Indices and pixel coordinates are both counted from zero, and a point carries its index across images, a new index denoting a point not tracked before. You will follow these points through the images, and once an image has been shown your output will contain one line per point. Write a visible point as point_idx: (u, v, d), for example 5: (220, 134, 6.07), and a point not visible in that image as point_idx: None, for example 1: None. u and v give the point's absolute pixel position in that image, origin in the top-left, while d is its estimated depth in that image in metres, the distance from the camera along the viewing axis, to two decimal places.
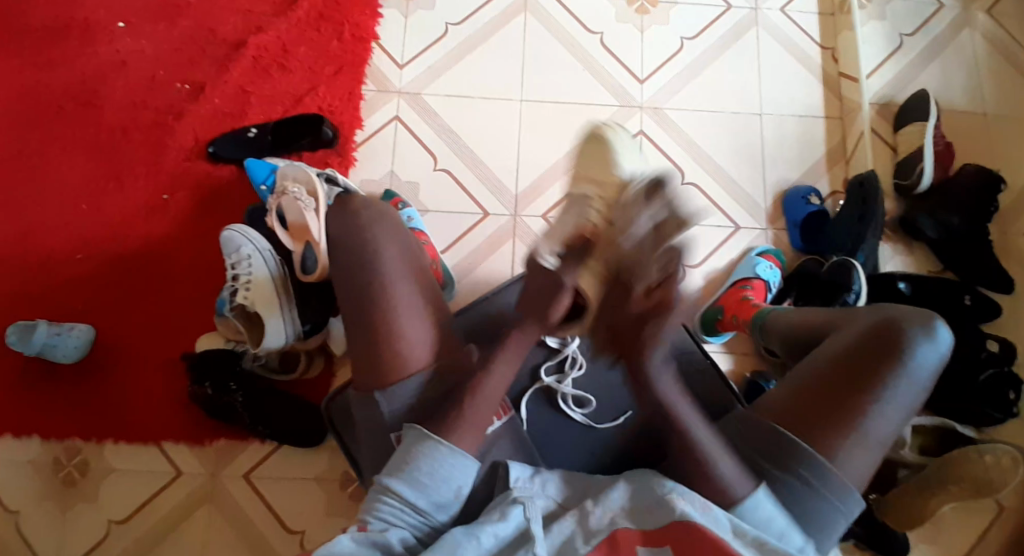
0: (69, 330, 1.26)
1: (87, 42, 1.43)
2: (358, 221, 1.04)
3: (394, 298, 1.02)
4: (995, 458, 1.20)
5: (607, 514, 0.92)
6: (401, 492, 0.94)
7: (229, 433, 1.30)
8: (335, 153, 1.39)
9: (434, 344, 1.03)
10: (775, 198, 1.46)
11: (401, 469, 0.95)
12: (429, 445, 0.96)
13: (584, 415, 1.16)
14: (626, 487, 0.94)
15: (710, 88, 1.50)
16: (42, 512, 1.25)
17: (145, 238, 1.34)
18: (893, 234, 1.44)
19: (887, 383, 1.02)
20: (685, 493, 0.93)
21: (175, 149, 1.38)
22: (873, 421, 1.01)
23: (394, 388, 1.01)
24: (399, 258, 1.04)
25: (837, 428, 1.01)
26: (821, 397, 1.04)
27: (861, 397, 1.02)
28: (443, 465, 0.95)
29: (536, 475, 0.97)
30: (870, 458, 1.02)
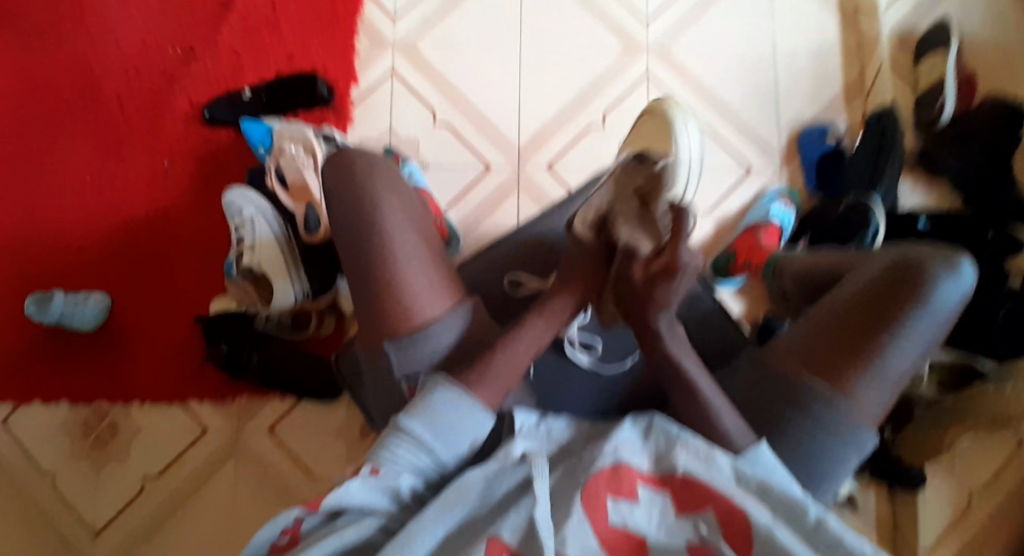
0: (86, 298, 1.30)
1: (83, 12, 1.43)
2: (355, 169, 1.06)
3: (393, 245, 1.03)
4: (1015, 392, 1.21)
5: (615, 452, 0.86)
6: (419, 435, 0.87)
7: (249, 390, 1.33)
8: (331, 111, 1.39)
9: (437, 294, 1.04)
10: (789, 138, 1.41)
11: (417, 410, 0.89)
12: (453, 394, 0.90)
13: (590, 358, 1.12)
14: (635, 432, 0.89)
15: (715, 26, 1.45)
16: (75, 471, 1.30)
17: (154, 206, 1.37)
18: (914, 170, 1.39)
19: (903, 324, 0.96)
20: (693, 439, 0.87)
21: (176, 116, 1.39)
22: (885, 362, 0.96)
23: (400, 340, 1.01)
24: (401, 212, 1.05)
25: (851, 373, 0.96)
26: (832, 342, 0.98)
27: (876, 341, 0.96)
28: (461, 412, 0.89)
29: (540, 421, 0.92)
30: (883, 396, 0.97)
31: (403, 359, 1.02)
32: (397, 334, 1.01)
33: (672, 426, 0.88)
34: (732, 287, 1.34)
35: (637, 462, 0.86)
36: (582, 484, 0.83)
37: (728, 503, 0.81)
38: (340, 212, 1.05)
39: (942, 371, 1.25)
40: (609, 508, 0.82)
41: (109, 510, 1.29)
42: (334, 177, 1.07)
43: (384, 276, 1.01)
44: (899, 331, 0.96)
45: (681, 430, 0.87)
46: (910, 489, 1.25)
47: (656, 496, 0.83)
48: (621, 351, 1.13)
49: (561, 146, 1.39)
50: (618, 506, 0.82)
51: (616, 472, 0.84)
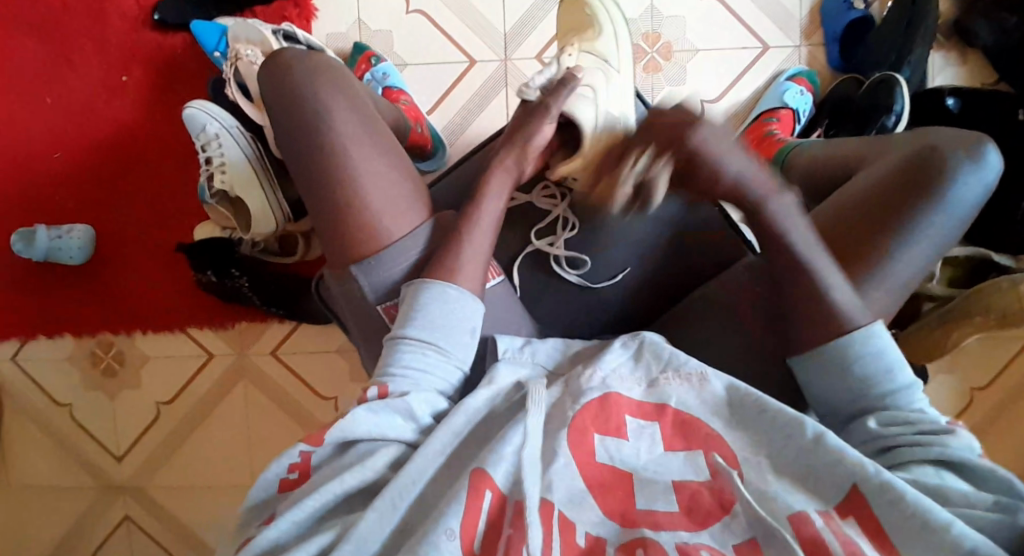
0: (69, 231, 1.26)
1: None
2: (290, 78, 0.99)
3: (348, 161, 0.96)
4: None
5: (598, 377, 0.87)
6: (418, 338, 0.90)
7: (247, 315, 1.33)
8: (291, 4, 1.24)
9: (406, 208, 0.98)
10: (812, 6, 1.26)
11: (411, 317, 0.92)
12: (438, 288, 0.93)
13: (578, 275, 1.16)
14: (622, 353, 0.90)
15: None
16: (92, 401, 1.34)
17: (118, 125, 1.27)
18: (946, 41, 1.25)
19: (919, 218, 0.93)
20: (682, 366, 0.88)
21: (124, 20, 1.25)
22: (897, 263, 0.94)
23: (366, 262, 0.96)
24: (350, 123, 0.98)
25: (859, 268, 0.95)
26: (846, 234, 0.96)
27: (889, 235, 0.94)
28: (454, 306, 0.93)
29: (524, 345, 0.95)
30: (890, 301, 0.95)
31: (373, 281, 0.97)
32: (363, 256, 0.96)
33: (662, 349, 0.90)
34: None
35: (625, 390, 0.86)
36: (570, 416, 0.83)
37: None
38: (283, 124, 0.99)
39: (956, 266, 1.27)
40: (597, 445, 0.82)
41: (131, 436, 1.35)
42: (269, 80, 1.01)
43: (347, 204, 0.96)
44: (915, 226, 0.94)
45: (671, 353, 0.89)
46: None
47: (647, 427, 0.83)
48: (612, 268, 1.16)
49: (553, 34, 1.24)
50: (606, 443, 0.82)
51: (601, 398, 0.84)
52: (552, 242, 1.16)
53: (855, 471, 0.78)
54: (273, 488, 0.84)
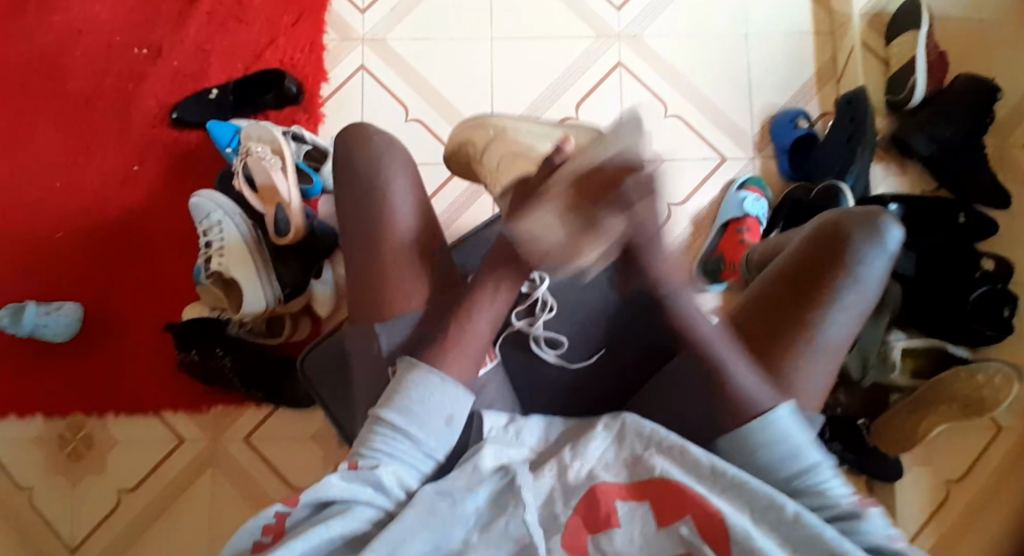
0: (58, 309, 1.28)
1: (39, 9, 1.36)
2: (371, 147, 1.04)
3: (394, 229, 1.01)
4: (988, 377, 1.25)
5: (585, 469, 0.85)
6: (393, 421, 0.89)
7: (225, 399, 1.33)
8: (301, 110, 1.31)
9: (430, 285, 1.02)
10: (760, 123, 1.33)
11: (392, 399, 0.90)
12: (421, 375, 0.91)
13: (557, 356, 1.10)
14: (604, 436, 0.87)
15: (695, 7, 1.35)
16: (55, 486, 1.29)
17: (120, 209, 1.32)
18: (887, 154, 1.36)
19: (833, 293, 0.95)
20: (664, 436, 0.86)
21: (138, 115, 1.33)
22: (823, 330, 0.95)
23: (391, 322, 1.00)
24: (405, 195, 1.03)
25: (787, 342, 0.95)
26: (773, 305, 0.97)
27: (809, 310, 0.95)
28: (433, 394, 0.91)
29: (511, 425, 0.95)
30: (826, 367, 0.95)
31: (391, 345, 1.00)
32: (389, 317, 1.00)
33: (644, 426, 0.87)
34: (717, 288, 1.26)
35: (611, 477, 0.84)
36: (562, 521, 0.81)
37: (705, 508, 0.80)
38: (345, 185, 1.04)
39: (917, 357, 1.32)
40: (589, 544, 0.80)
41: (86, 527, 1.28)
42: (347, 147, 1.05)
43: (382, 263, 1.00)
44: (831, 299, 0.95)
45: (653, 427, 0.87)
46: (890, 483, 1.31)
47: (637, 507, 0.82)
48: (589, 346, 1.10)
49: None
50: (598, 539, 0.80)
51: (590, 493, 0.83)
52: (530, 323, 1.10)
53: (829, 546, 0.78)
54: (246, 547, 0.82)
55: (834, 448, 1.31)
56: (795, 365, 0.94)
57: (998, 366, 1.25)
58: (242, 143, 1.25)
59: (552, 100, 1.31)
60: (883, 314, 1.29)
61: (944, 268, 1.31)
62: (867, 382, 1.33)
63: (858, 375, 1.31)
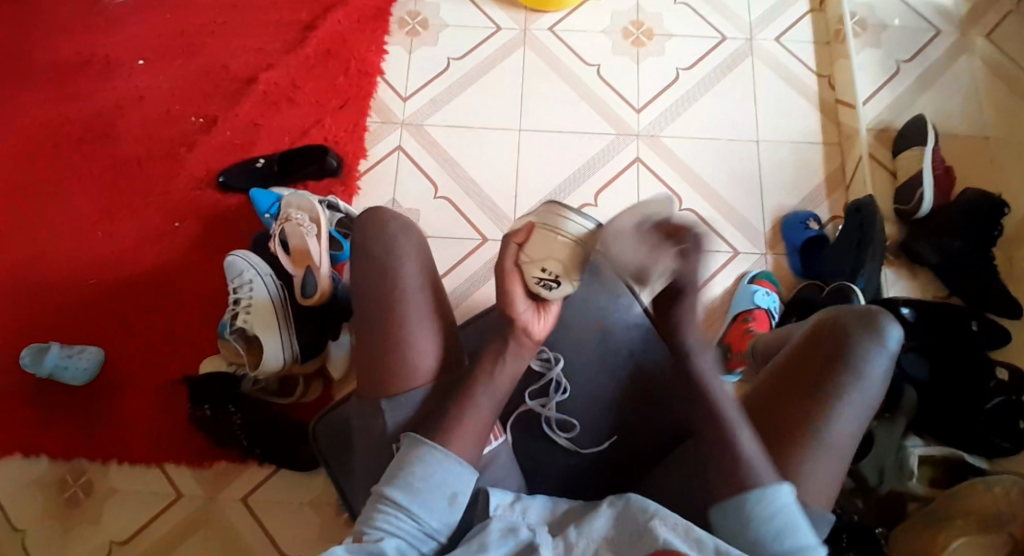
0: (80, 353, 1.31)
1: (110, 81, 1.49)
2: (386, 230, 1.08)
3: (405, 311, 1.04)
4: (1005, 489, 1.18)
5: (590, 546, 0.86)
6: (397, 500, 0.90)
7: (227, 456, 1.31)
8: (339, 183, 1.39)
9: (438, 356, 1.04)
10: (772, 223, 1.38)
11: (396, 476, 0.92)
12: (425, 452, 0.93)
13: (568, 439, 1.14)
14: (607, 514, 0.89)
15: (714, 112, 1.43)
16: (48, 531, 1.27)
17: (157, 262, 1.38)
18: (896, 259, 1.39)
19: (834, 386, 0.96)
20: (667, 516, 0.87)
21: (186, 178, 1.42)
22: (829, 425, 0.95)
23: (397, 397, 1.02)
24: (416, 266, 1.07)
25: (790, 434, 0.95)
26: (777, 401, 0.98)
27: (810, 403, 0.96)
28: (436, 470, 0.92)
29: (515, 500, 0.93)
30: (834, 464, 0.95)
31: (396, 420, 1.02)
32: (396, 392, 1.02)
33: (647, 506, 0.88)
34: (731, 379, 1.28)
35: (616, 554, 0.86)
36: None
37: None
38: (360, 267, 1.07)
39: (934, 465, 1.28)
40: None
41: None
42: (364, 227, 1.10)
43: (395, 327, 1.03)
44: (832, 393, 0.96)
45: (658, 505, 0.88)
46: None
47: None
48: (600, 433, 1.13)
49: None
50: None
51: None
52: (542, 403, 1.16)
53: None
54: None
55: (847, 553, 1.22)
56: (799, 458, 0.94)
57: (1015, 478, 1.18)
58: (281, 210, 1.32)
59: (573, 188, 1.38)
60: (897, 418, 1.29)
61: (958, 375, 1.29)
62: (884, 489, 1.27)
63: (874, 480, 1.28)
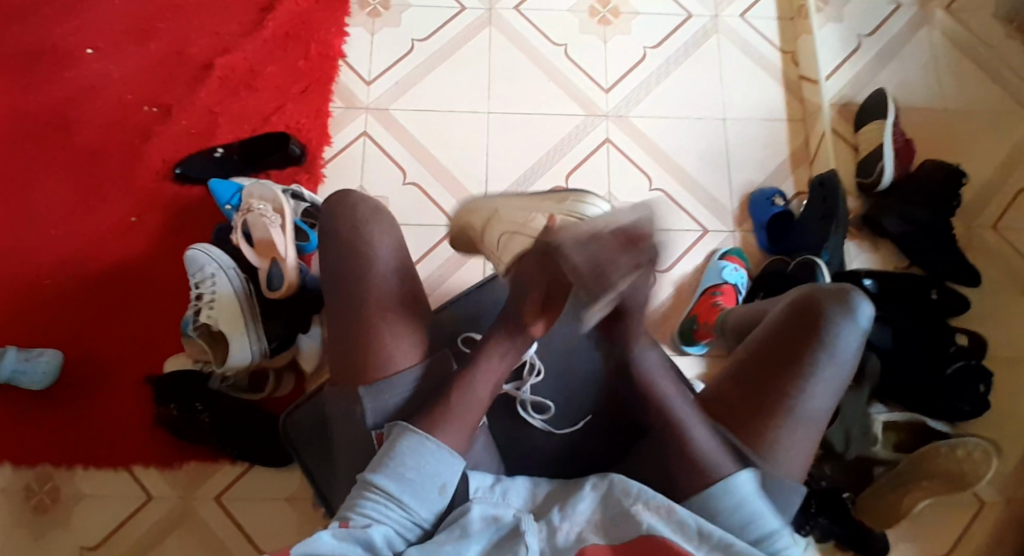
0: (38, 356, 1.26)
1: (53, 66, 1.41)
2: (355, 214, 1.06)
3: (380, 293, 1.02)
4: (966, 451, 1.22)
5: (574, 530, 0.86)
6: (383, 487, 0.88)
7: (199, 455, 1.28)
8: (302, 170, 1.35)
9: (420, 343, 1.02)
10: (740, 201, 1.39)
11: (386, 464, 0.89)
12: (416, 441, 0.91)
13: (543, 422, 1.15)
14: (591, 493, 0.89)
15: (679, 92, 1.43)
16: (16, 539, 1.23)
17: (115, 257, 1.33)
18: (859, 232, 1.41)
19: (809, 365, 0.96)
20: (650, 498, 0.86)
21: (141, 169, 1.37)
22: (805, 401, 0.96)
23: (377, 384, 0.99)
24: (388, 257, 1.04)
25: (766, 415, 0.96)
26: (754, 377, 0.98)
27: (788, 380, 0.96)
28: (427, 460, 0.90)
29: (496, 483, 0.93)
30: (808, 437, 0.96)
31: (378, 407, 0.99)
32: (373, 379, 0.99)
33: (630, 486, 0.88)
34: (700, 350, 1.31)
35: (599, 538, 0.85)
36: None
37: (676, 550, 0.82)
38: (332, 253, 1.05)
39: (899, 430, 1.31)
40: None
41: None
42: (330, 215, 1.07)
43: (368, 315, 1.00)
44: (806, 373, 0.96)
45: (640, 487, 0.87)
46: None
47: None
48: (574, 415, 1.14)
49: None
50: None
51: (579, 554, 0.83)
52: (517, 387, 1.16)
53: None
54: None
55: (818, 520, 1.27)
56: (773, 434, 0.95)
57: (979, 440, 1.22)
58: (242, 199, 1.28)
59: (543, 170, 1.37)
60: (864, 386, 1.28)
61: (921, 343, 1.32)
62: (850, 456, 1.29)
63: (841, 446, 1.28)
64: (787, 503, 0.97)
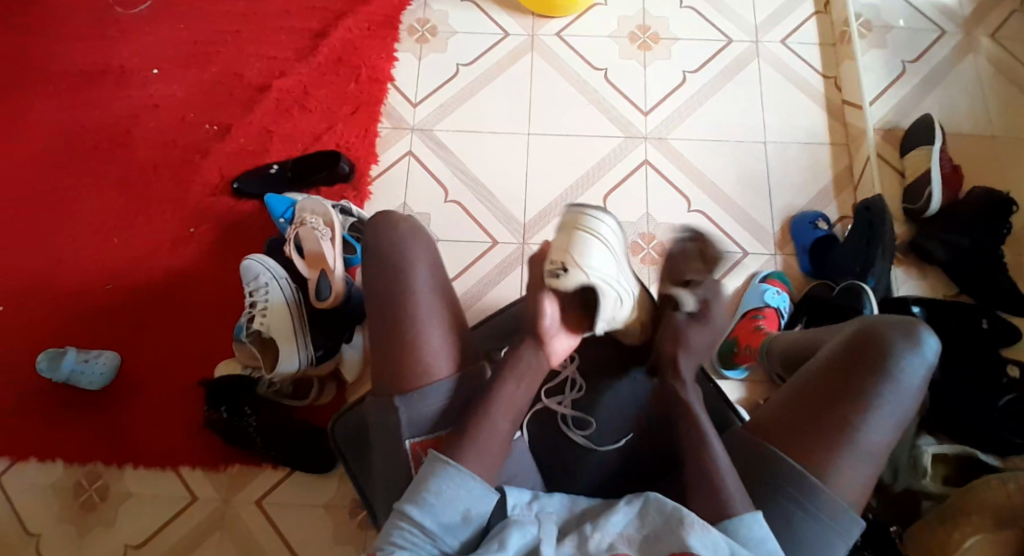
0: (96, 358, 1.32)
1: (124, 88, 1.51)
2: (397, 233, 1.06)
3: (416, 306, 1.02)
4: (1018, 484, 1.15)
5: (606, 541, 0.85)
6: (415, 517, 0.87)
7: (242, 458, 1.31)
8: (351, 188, 1.41)
9: (454, 356, 1.02)
10: (783, 224, 1.38)
11: (416, 495, 0.88)
12: (440, 468, 0.89)
13: (584, 437, 1.12)
14: (627, 509, 0.87)
15: (718, 115, 1.45)
16: (66, 534, 1.28)
17: (173, 267, 1.40)
18: (905, 258, 1.39)
19: (871, 394, 0.94)
20: (686, 514, 0.85)
21: (201, 184, 1.44)
22: (864, 430, 0.93)
23: (411, 394, 0.99)
24: (423, 263, 1.05)
25: (824, 441, 0.94)
26: (814, 403, 0.96)
27: (849, 408, 0.94)
28: (454, 489, 0.88)
29: (533, 499, 0.92)
30: (866, 468, 0.94)
31: (412, 417, 1.00)
32: (408, 388, 1.00)
33: (667, 504, 0.86)
34: (740, 374, 1.30)
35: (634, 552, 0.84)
36: None
37: None
38: (374, 268, 1.06)
39: (948, 462, 1.25)
40: None
41: None
42: (374, 230, 1.08)
43: (404, 327, 1.01)
44: (870, 402, 0.94)
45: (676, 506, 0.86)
46: None
47: None
48: (615, 431, 1.12)
49: None
50: None
51: None
52: (559, 400, 1.15)
53: None
54: None
55: None
56: (831, 461, 0.93)
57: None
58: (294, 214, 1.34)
59: (581, 190, 1.39)
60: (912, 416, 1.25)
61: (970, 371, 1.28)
62: (897, 487, 1.26)
63: (888, 477, 1.26)
64: (842, 534, 0.93)
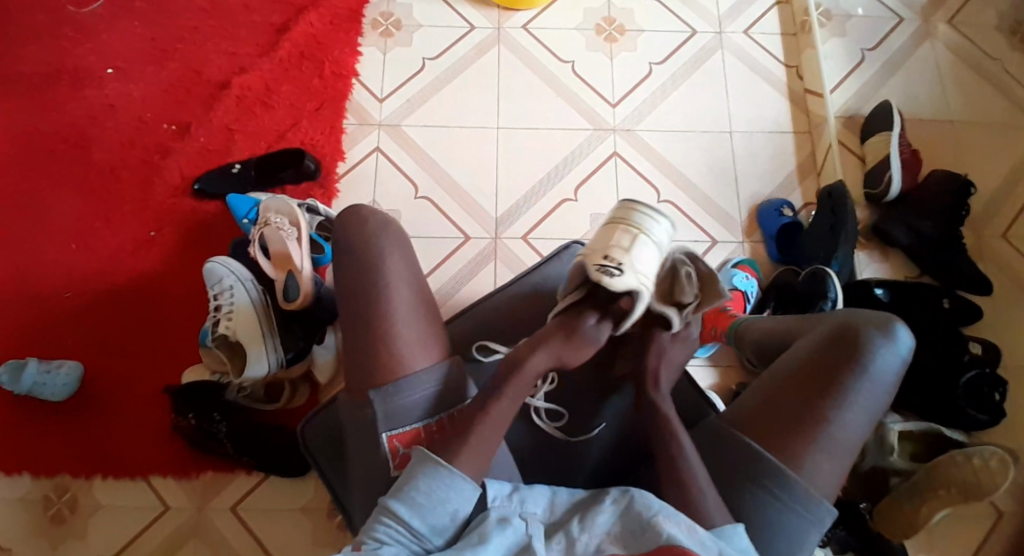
0: (58, 367, 1.28)
1: (78, 88, 1.47)
2: (368, 232, 1.05)
3: (393, 305, 1.01)
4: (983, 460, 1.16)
5: (592, 543, 0.84)
6: (399, 513, 0.86)
7: (215, 465, 1.29)
8: (318, 186, 1.39)
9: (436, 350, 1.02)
10: (750, 211, 1.40)
11: (401, 491, 0.87)
12: (431, 468, 0.89)
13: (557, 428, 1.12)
14: (611, 506, 0.87)
15: (685, 105, 1.46)
16: (33, 549, 1.24)
17: (136, 271, 1.36)
18: (868, 241, 1.42)
19: (847, 388, 0.96)
20: (671, 513, 0.86)
21: (162, 186, 1.41)
22: (840, 424, 0.95)
23: (387, 388, 0.98)
24: (398, 261, 1.04)
25: (800, 434, 0.95)
26: (790, 397, 0.98)
27: (825, 402, 0.96)
28: (443, 488, 0.88)
29: (514, 492, 0.90)
30: (841, 460, 0.95)
31: (388, 411, 0.98)
32: (383, 382, 0.98)
33: (650, 501, 0.86)
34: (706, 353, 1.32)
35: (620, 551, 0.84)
36: None
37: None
38: (348, 269, 1.04)
39: (914, 440, 1.28)
40: None
41: None
42: (343, 231, 1.06)
43: (382, 327, 1.00)
44: (846, 396, 0.96)
45: (660, 502, 0.86)
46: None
47: None
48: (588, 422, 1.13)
49: (537, 218, 1.37)
50: None
51: None
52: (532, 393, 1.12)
53: None
54: None
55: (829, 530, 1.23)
56: (806, 453, 0.94)
57: (995, 449, 1.16)
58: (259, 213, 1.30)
59: (552, 183, 1.39)
60: None
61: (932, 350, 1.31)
62: (866, 465, 1.29)
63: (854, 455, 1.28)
64: (817, 525, 0.95)
